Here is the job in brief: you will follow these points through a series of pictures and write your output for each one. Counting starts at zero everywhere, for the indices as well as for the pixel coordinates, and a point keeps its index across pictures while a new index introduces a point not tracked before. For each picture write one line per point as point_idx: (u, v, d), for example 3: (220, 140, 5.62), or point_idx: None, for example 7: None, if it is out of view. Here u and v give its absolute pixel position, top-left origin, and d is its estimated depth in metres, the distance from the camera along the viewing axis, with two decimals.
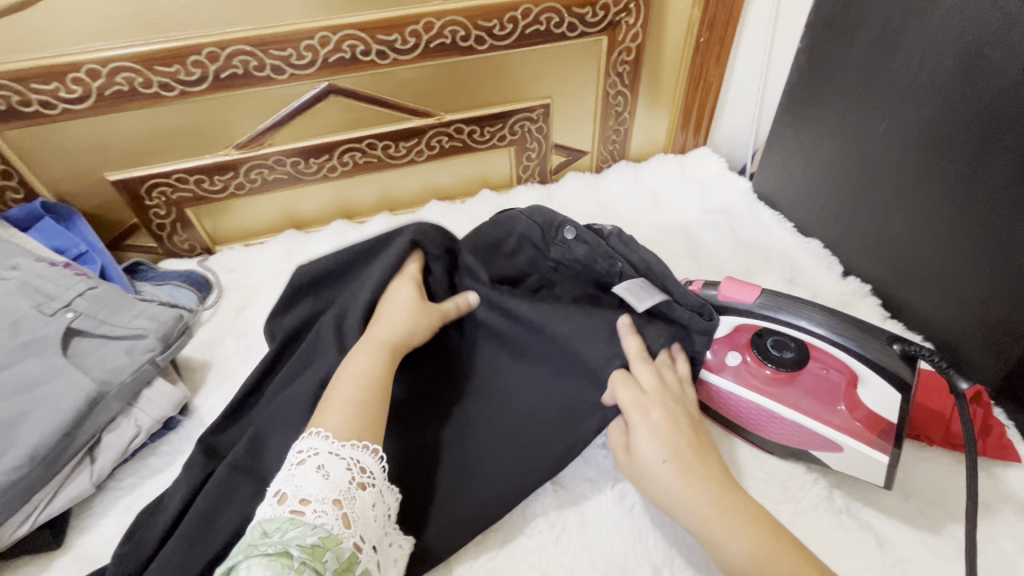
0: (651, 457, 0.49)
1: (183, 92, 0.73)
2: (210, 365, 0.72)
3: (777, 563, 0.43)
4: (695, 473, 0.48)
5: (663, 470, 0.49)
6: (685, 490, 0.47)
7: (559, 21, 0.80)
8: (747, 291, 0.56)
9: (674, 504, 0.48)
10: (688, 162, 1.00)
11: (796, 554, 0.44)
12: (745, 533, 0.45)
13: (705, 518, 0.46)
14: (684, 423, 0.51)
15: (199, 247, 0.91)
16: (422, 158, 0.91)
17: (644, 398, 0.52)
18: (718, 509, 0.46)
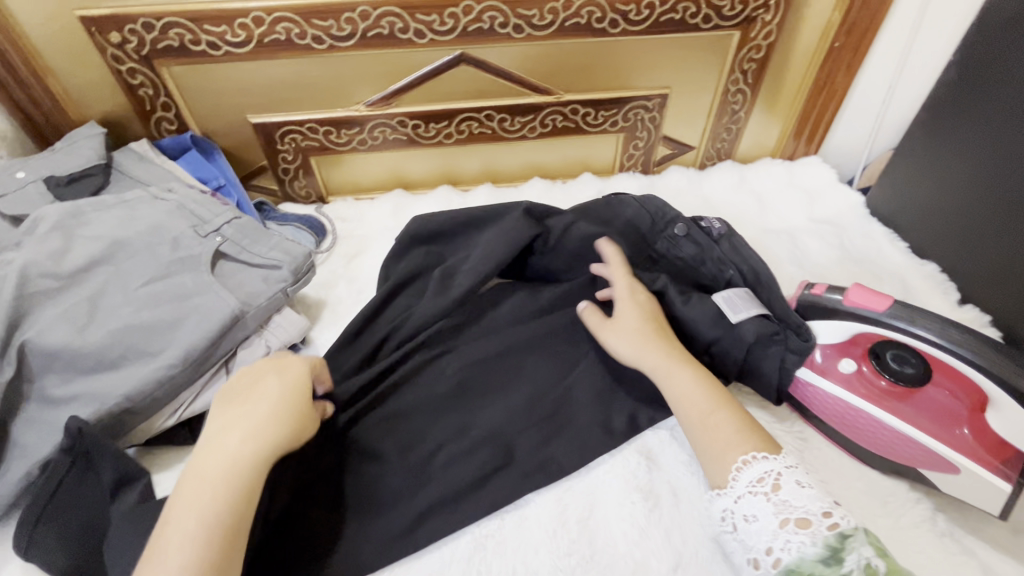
0: (627, 320, 0.63)
1: (331, 46, 0.77)
2: (325, 305, 0.77)
3: (714, 391, 0.57)
4: (664, 337, 0.62)
5: (638, 328, 0.62)
6: (653, 346, 0.60)
7: (695, 11, 0.80)
8: (880, 302, 0.56)
9: (644, 349, 0.60)
10: (797, 170, 0.98)
11: (726, 396, 0.57)
12: (693, 372, 0.58)
13: (668, 359, 0.59)
14: (653, 308, 0.65)
15: (314, 194, 0.96)
16: (533, 134, 0.93)
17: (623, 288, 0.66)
18: (681, 357, 0.60)
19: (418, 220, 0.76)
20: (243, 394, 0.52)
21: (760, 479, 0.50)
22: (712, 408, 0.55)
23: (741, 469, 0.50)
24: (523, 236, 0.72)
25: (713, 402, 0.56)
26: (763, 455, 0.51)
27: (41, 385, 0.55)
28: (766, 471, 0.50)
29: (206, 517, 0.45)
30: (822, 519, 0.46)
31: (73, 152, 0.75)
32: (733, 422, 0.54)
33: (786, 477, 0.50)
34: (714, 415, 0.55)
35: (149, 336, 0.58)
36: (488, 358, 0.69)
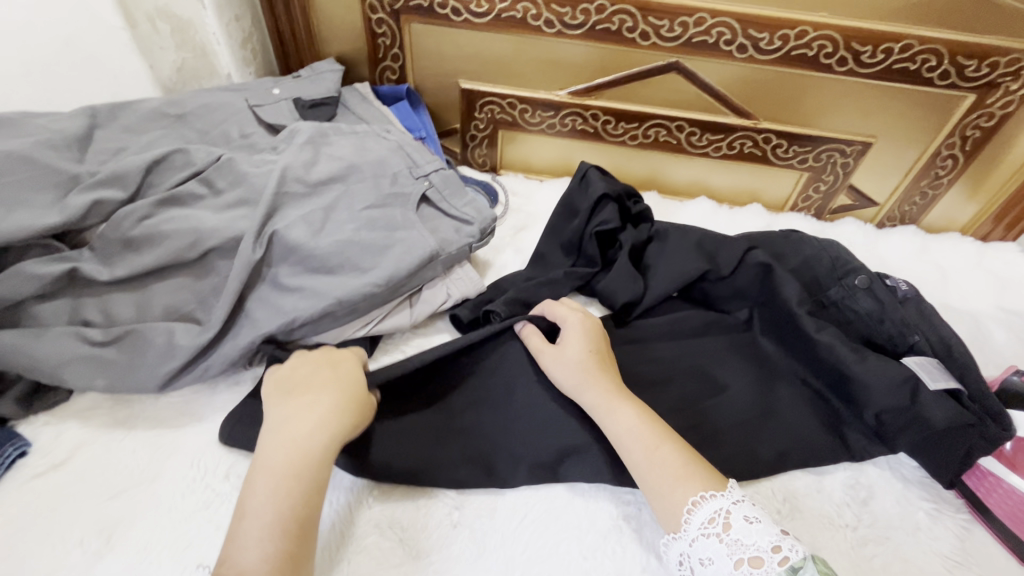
0: (574, 349, 0.62)
1: (559, 31, 0.82)
2: (491, 265, 0.82)
3: (657, 428, 0.55)
4: (606, 367, 0.61)
5: (582, 359, 0.61)
6: (594, 373, 0.60)
7: (935, 65, 0.76)
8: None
9: (585, 377, 0.59)
10: (988, 253, 0.91)
11: (670, 433, 0.55)
12: (634, 402, 0.57)
13: (610, 394, 0.58)
14: (598, 335, 0.65)
15: (489, 164, 1.02)
16: (716, 154, 0.93)
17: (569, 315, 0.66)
18: (619, 391, 0.58)
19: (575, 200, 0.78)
20: (307, 388, 0.54)
21: (711, 520, 0.46)
22: (657, 444, 0.52)
23: (691, 510, 0.47)
24: (703, 263, 0.73)
25: (658, 433, 0.54)
26: (711, 493, 0.48)
27: (276, 272, 0.63)
28: (717, 511, 0.47)
29: (271, 510, 0.45)
30: (772, 556, 0.43)
31: (317, 81, 0.85)
32: (679, 452, 0.52)
33: (737, 512, 0.47)
34: (660, 448, 0.52)
35: (364, 253, 0.65)
36: (641, 359, 0.70)
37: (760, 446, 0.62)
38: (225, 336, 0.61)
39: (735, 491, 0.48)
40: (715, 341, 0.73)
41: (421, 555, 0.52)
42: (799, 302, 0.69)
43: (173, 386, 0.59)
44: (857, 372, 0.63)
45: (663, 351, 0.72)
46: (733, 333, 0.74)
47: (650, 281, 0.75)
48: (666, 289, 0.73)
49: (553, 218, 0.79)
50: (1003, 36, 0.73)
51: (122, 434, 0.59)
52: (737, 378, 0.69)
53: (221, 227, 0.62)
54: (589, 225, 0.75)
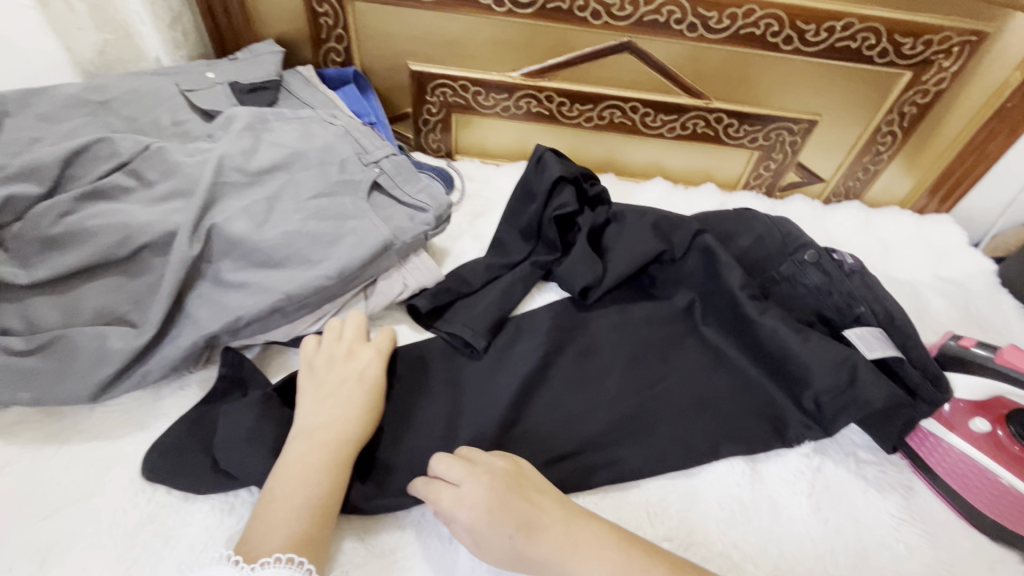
0: (498, 542, 0.47)
1: (510, 10, 0.80)
2: (449, 253, 0.80)
3: (635, 556, 0.47)
4: (542, 528, 0.48)
5: (511, 549, 0.47)
6: (536, 551, 0.47)
7: (874, 43, 0.79)
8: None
9: (534, 561, 0.47)
10: (925, 224, 0.96)
11: (654, 558, 0.47)
12: (596, 549, 0.47)
13: (568, 568, 0.46)
14: (506, 490, 0.49)
15: (444, 150, 1.00)
16: (670, 134, 0.93)
17: (465, 491, 0.49)
18: (575, 552, 0.47)
19: (529, 182, 0.76)
20: (342, 390, 0.56)
21: None
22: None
23: None
24: (659, 246, 0.74)
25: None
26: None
27: (217, 268, 0.59)
28: None
29: (301, 494, 0.48)
30: None
31: (255, 64, 0.80)
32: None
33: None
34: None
35: (312, 245, 0.62)
36: (601, 344, 0.71)
37: (719, 427, 0.64)
38: (164, 338, 0.57)
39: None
40: (672, 322, 0.73)
41: (387, 553, 0.52)
42: (743, 286, 0.69)
43: (109, 395, 0.55)
44: (802, 351, 0.63)
45: (623, 332, 0.72)
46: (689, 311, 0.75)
47: (609, 264, 0.75)
48: (625, 271, 0.73)
49: (510, 203, 0.77)
50: (936, 14, 0.76)
51: (52, 449, 0.55)
52: (696, 356, 0.70)
53: (154, 222, 0.58)
54: (547, 210, 0.74)
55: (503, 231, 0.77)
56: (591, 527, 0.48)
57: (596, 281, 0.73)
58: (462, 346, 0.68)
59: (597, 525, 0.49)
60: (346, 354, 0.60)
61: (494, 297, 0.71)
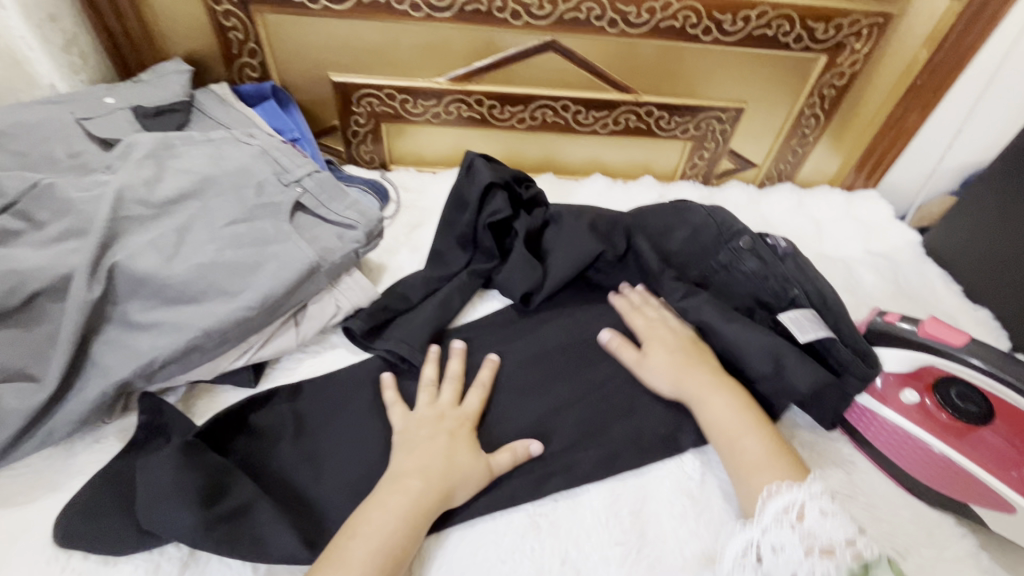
0: (659, 351, 0.65)
1: (427, 15, 0.78)
2: (386, 269, 0.77)
3: (749, 415, 0.59)
4: (690, 352, 0.65)
5: (671, 359, 0.64)
6: (686, 373, 0.63)
7: (789, 29, 0.80)
8: (954, 338, 0.56)
9: (679, 373, 0.63)
10: (855, 201, 0.98)
11: (754, 418, 0.59)
12: (723, 391, 0.61)
13: (701, 386, 0.61)
14: (686, 337, 0.67)
15: (378, 161, 0.97)
16: (604, 130, 0.93)
17: (650, 319, 0.69)
18: (701, 384, 0.62)
19: (461, 190, 0.74)
20: (426, 438, 0.56)
21: (786, 510, 0.49)
22: (744, 433, 0.57)
23: (769, 498, 0.50)
24: (597, 247, 0.73)
25: (740, 432, 0.57)
26: (785, 487, 0.51)
27: (125, 309, 0.56)
28: (793, 501, 0.50)
29: (381, 538, 0.48)
30: (845, 549, 0.46)
31: (160, 85, 0.75)
32: (762, 454, 0.55)
33: (811, 506, 0.49)
34: (742, 442, 0.57)
35: (229, 275, 0.59)
36: (546, 350, 0.70)
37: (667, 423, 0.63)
38: (71, 390, 0.53)
39: (811, 484, 0.51)
40: (616, 320, 0.73)
41: None
42: (669, 277, 0.71)
43: (10, 458, 0.51)
44: (739, 340, 0.64)
45: (567, 335, 0.72)
46: None
47: (548, 268, 0.74)
48: (564, 275, 0.73)
49: (444, 213, 0.75)
50: None
51: None
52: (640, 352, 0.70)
53: (47, 265, 0.53)
54: (480, 218, 0.72)
55: (440, 242, 0.75)
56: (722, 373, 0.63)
57: (535, 286, 0.72)
58: (399, 363, 0.66)
59: (738, 388, 0.62)
60: (438, 415, 0.60)
61: (432, 311, 0.69)
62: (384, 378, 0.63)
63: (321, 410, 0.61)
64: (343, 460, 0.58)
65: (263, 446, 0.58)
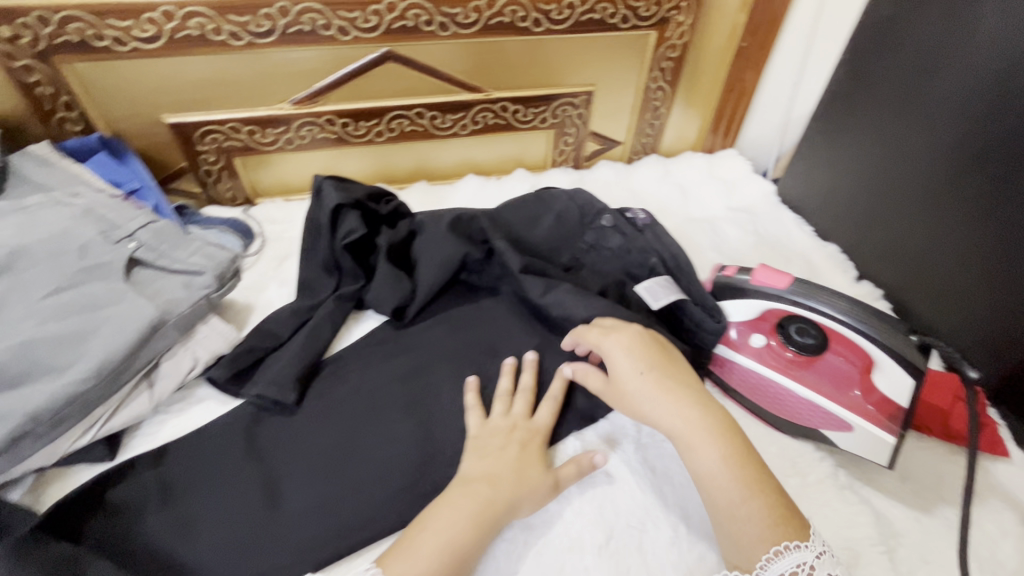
0: (629, 373, 0.57)
1: (250, 42, 0.75)
2: (254, 309, 0.75)
3: (748, 468, 0.50)
4: (671, 386, 0.56)
5: (644, 381, 0.56)
6: (664, 398, 0.55)
7: (614, 11, 0.84)
8: (781, 279, 0.61)
9: (658, 407, 0.55)
10: (716, 161, 1.04)
11: (753, 471, 0.50)
12: (714, 435, 0.52)
13: (687, 422, 0.53)
14: (652, 344, 0.59)
15: (241, 197, 0.93)
16: (464, 131, 0.94)
17: (631, 350, 0.59)
18: (695, 417, 0.53)
19: (315, 215, 0.73)
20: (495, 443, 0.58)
21: (793, 572, 0.46)
22: (746, 495, 0.49)
23: (772, 560, 0.46)
24: (462, 250, 0.74)
25: (742, 496, 0.49)
26: (796, 543, 0.47)
27: None
28: (801, 563, 0.46)
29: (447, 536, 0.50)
30: None
31: None
32: (756, 518, 0.48)
33: (819, 567, 0.46)
34: (744, 505, 0.49)
35: (56, 348, 0.56)
36: (426, 361, 0.69)
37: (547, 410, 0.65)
38: None
39: (817, 540, 0.47)
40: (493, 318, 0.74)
41: None
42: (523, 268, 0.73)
43: None
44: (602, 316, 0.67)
45: (446, 341, 0.72)
46: (508, 302, 0.76)
47: (417, 279, 0.73)
48: (434, 282, 0.73)
49: (303, 241, 0.74)
50: None
51: None
52: (520, 344, 0.71)
53: None
54: (336, 240, 0.71)
55: (307, 271, 0.73)
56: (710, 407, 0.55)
57: (405, 299, 0.71)
58: (274, 406, 0.63)
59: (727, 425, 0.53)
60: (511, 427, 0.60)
61: (302, 343, 0.67)
62: (469, 381, 0.65)
63: (188, 470, 0.59)
64: (216, 517, 0.55)
65: (124, 521, 0.54)
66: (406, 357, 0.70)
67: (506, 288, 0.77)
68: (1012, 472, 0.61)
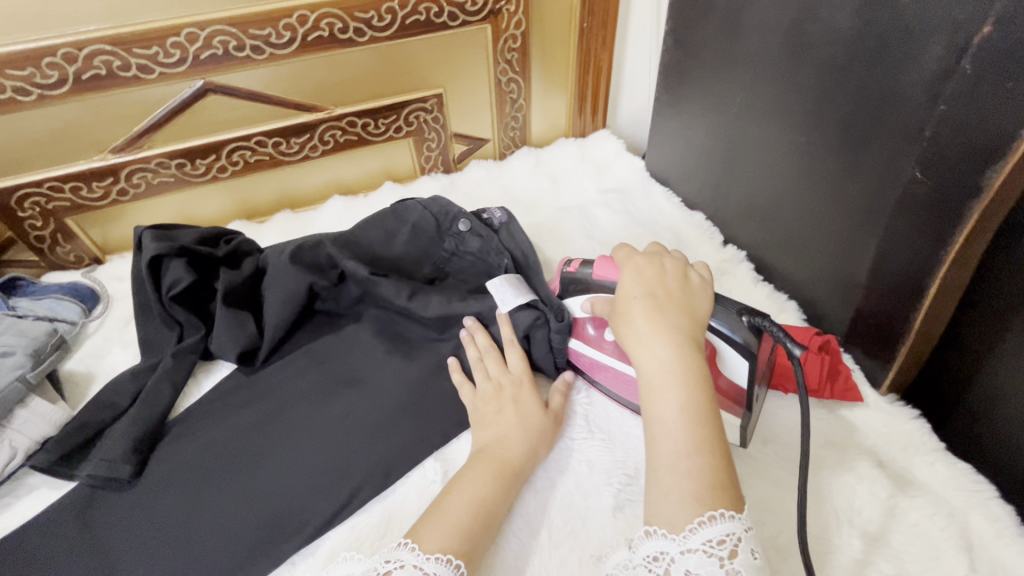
0: (628, 295, 0.51)
1: (42, 95, 0.70)
2: (94, 379, 0.70)
3: (703, 428, 0.43)
4: (665, 314, 0.49)
5: (643, 306, 0.49)
6: (652, 328, 0.47)
7: (438, 10, 0.81)
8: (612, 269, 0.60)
9: (639, 336, 0.48)
10: (588, 145, 1.03)
11: (706, 426, 0.44)
12: (685, 381, 0.45)
13: (660, 360, 0.46)
14: (669, 279, 0.52)
15: (87, 258, 0.87)
16: (317, 153, 0.90)
17: (645, 274, 0.52)
18: (673, 358, 0.46)
19: (139, 268, 0.68)
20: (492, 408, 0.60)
21: (720, 542, 0.39)
22: (692, 450, 0.43)
23: (700, 525, 0.40)
24: (307, 282, 0.70)
25: (689, 449, 0.43)
26: (730, 513, 0.41)
27: None
28: (729, 533, 0.40)
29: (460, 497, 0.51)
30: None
31: None
32: (695, 477, 0.42)
33: (745, 544, 0.40)
34: (686, 462, 0.42)
35: None
36: (280, 404, 0.66)
37: (406, 435, 0.62)
38: None
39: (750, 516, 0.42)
40: (353, 346, 0.71)
41: None
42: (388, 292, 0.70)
43: None
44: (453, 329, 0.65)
45: (302, 379, 0.68)
46: (368, 327, 0.73)
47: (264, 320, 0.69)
48: (282, 320, 0.69)
49: (136, 300, 0.69)
50: None
51: None
52: (380, 369, 0.68)
53: None
54: (164, 293, 0.67)
55: (149, 331, 0.69)
56: (695, 345, 0.47)
57: (253, 343, 0.68)
58: (105, 483, 0.59)
59: (701, 367, 0.46)
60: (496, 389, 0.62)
61: (139, 409, 0.63)
62: (450, 362, 0.66)
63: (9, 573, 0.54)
64: None
65: None
66: (259, 402, 0.66)
67: (366, 313, 0.74)
68: (865, 416, 0.62)
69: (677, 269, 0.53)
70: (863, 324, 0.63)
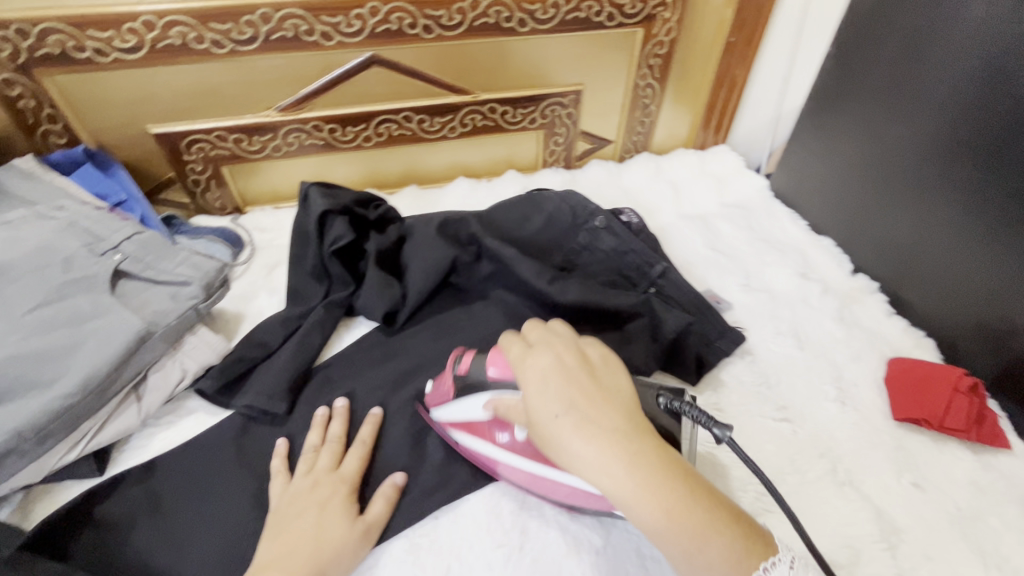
0: (544, 412, 0.44)
1: (232, 50, 0.75)
2: (243, 318, 0.74)
3: (699, 514, 0.40)
4: (594, 418, 0.42)
5: (566, 415, 0.43)
6: (589, 443, 0.41)
7: (599, 10, 0.83)
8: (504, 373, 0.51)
9: (582, 461, 0.41)
10: (709, 157, 1.03)
11: (688, 508, 0.40)
12: (653, 490, 0.40)
13: (619, 483, 0.40)
14: (570, 366, 0.46)
15: (230, 206, 0.93)
16: (453, 134, 0.93)
17: (552, 379, 0.45)
18: (632, 474, 0.40)
19: (303, 221, 0.72)
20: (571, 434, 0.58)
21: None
22: (700, 543, 0.39)
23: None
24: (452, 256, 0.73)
25: (692, 546, 0.39)
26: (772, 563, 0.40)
27: None
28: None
29: None
30: None
31: None
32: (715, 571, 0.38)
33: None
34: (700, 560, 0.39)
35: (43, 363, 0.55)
36: (418, 366, 0.69)
37: None
38: None
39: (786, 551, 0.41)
40: (486, 321, 0.73)
41: None
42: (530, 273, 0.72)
43: None
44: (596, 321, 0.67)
45: (438, 346, 0.71)
46: (499, 306, 0.75)
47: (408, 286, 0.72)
48: (425, 289, 0.72)
49: (292, 250, 0.73)
50: None
51: None
52: None
53: None
54: (324, 246, 0.70)
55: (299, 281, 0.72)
56: (637, 435, 0.42)
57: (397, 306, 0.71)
58: (261, 415, 0.63)
59: (663, 458, 0.41)
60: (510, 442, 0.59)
61: (292, 352, 0.66)
62: None
63: (177, 482, 0.58)
64: (203, 530, 0.55)
65: (114, 536, 0.54)
66: (397, 362, 0.69)
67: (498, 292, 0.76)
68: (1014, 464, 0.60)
69: (572, 348, 0.48)
70: (1015, 371, 0.62)
